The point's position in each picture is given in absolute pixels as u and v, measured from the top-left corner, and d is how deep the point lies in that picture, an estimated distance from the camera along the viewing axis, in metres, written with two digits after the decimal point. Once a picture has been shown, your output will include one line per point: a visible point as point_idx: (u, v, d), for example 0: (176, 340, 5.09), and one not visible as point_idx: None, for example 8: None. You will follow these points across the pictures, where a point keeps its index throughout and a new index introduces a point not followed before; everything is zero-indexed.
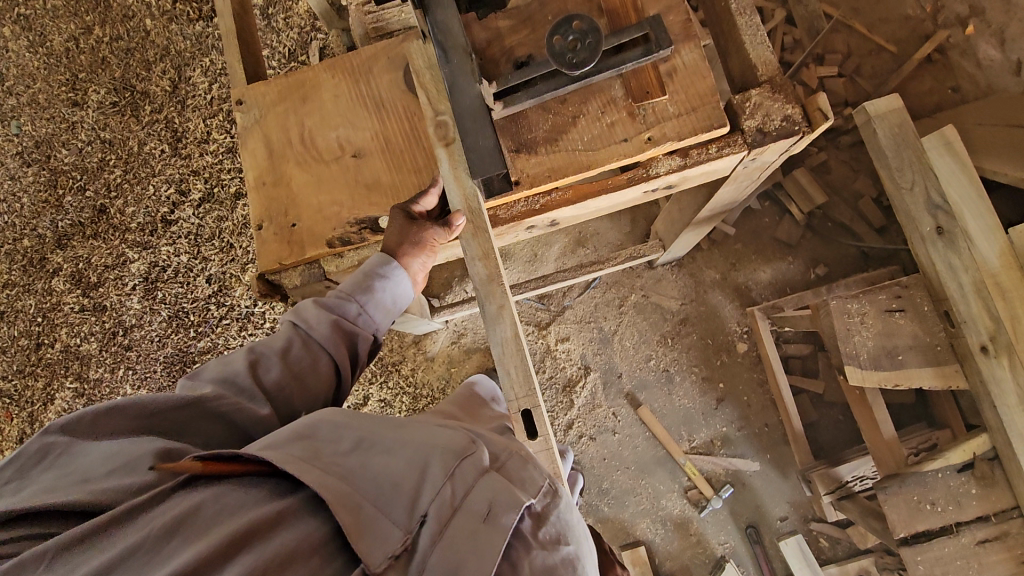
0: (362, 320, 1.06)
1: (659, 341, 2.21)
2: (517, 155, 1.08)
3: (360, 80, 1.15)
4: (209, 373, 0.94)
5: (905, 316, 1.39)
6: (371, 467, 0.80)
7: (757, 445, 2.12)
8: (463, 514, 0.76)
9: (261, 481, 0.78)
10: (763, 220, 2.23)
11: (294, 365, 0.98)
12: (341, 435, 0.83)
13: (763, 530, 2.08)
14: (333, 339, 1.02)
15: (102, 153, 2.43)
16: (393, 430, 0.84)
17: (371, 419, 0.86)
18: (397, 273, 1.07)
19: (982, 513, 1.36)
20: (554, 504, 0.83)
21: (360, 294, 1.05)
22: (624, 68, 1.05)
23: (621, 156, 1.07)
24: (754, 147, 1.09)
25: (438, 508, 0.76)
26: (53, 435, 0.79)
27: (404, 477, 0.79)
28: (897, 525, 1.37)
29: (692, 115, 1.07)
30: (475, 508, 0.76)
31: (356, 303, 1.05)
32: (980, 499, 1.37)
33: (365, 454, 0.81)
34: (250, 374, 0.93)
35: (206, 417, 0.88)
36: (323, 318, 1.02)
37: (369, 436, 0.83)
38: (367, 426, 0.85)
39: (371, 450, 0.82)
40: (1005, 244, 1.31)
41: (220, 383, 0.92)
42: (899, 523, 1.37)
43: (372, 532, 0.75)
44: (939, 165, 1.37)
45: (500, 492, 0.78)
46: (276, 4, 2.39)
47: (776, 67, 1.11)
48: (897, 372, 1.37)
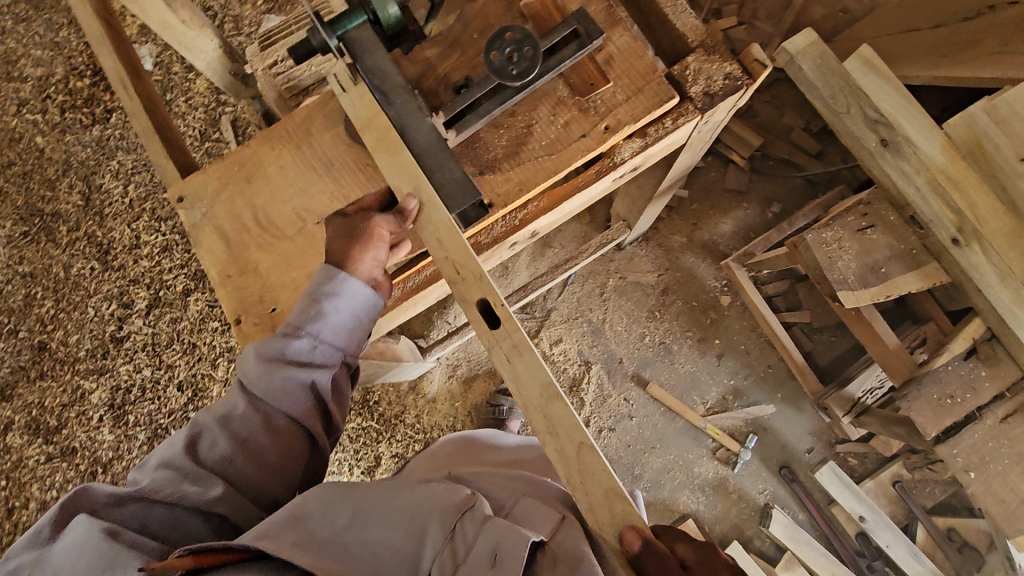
0: (318, 351, 0.97)
1: (647, 316, 2.25)
2: (483, 178, 1.07)
3: (302, 144, 1.11)
4: (155, 458, 0.93)
5: (876, 231, 1.45)
6: (371, 542, 0.84)
7: (766, 388, 2.17)
8: (468, 565, 0.79)
9: (246, 567, 0.79)
10: (710, 175, 2.30)
11: (240, 434, 0.95)
12: (336, 512, 0.86)
13: (796, 468, 2.12)
14: (283, 391, 0.95)
15: (26, 288, 2.25)
16: (387, 499, 0.89)
17: (363, 492, 0.90)
18: (346, 286, 0.97)
19: (997, 392, 1.44)
20: (567, 538, 0.85)
21: (308, 327, 0.95)
22: (562, 67, 1.06)
23: (584, 152, 1.07)
24: (706, 110, 1.10)
25: (440, 564, 0.80)
26: (21, 557, 0.83)
27: (403, 542, 0.83)
28: (928, 426, 1.44)
29: (641, 96, 1.08)
30: (479, 556, 0.79)
31: (307, 337, 0.96)
32: (991, 379, 1.44)
33: (364, 530, 0.85)
34: (188, 456, 0.92)
35: (156, 505, 0.90)
36: (269, 365, 0.94)
37: (366, 510, 0.87)
38: (360, 498, 0.88)
39: (367, 522, 0.86)
40: (944, 139, 1.37)
41: (159, 469, 0.91)
42: (929, 425, 1.44)
43: None
44: (865, 84, 1.43)
45: (501, 531, 0.81)
46: (173, 89, 2.28)
47: (704, 30, 1.14)
48: (886, 285, 1.43)
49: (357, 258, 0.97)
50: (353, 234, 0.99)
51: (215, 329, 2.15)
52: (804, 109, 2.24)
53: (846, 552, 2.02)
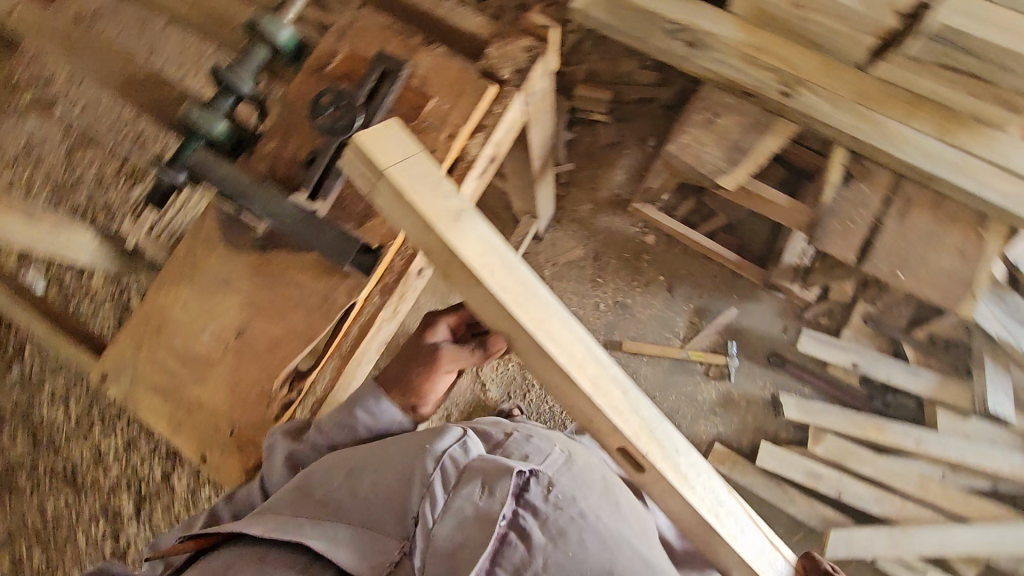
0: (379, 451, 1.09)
1: (592, 286, 2.34)
2: (364, 227, 1.13)
3: (191, 276, 1.15)
4: None
5: (723, 116, 1.56)
6: (365, 494, 0.99)
7: (723, 296, 2.28)
8: (455, 503, 0.95)
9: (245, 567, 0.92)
10: (585, 141, 2.45)
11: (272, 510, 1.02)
12: (331, 477, 1.02)
13: (782, 351, 2.21)
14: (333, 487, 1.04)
15: (10, 550, 2.16)
16: (376, 456, 1.02)
17: (355, 452, 1.05)
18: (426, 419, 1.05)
19: (883, 197, 1.49)
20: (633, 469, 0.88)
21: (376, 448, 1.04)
22: (387, 103, 1.17)
23: (438, 165, 1.16)
24: (524, 84, 1.22)
25: (430, 505, 0.95)
26: None
27: (393, 490, 0.98)
28: (841, 252, 1.48)
29: (463, 98, 1.18)
30: (468, 491, 0.95)
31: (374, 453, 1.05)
32: (872, 187, 1.50)
33: (357, 485, 1.00)
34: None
35: None
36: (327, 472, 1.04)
37: (359, 468, 1.02)
38: (353, 458, 1.03)
39: (359, 477, 1.01)
40: (735, 20, 1.53)
41: None
42: (841, 250, 1.48)
43: (370, 548, 0.94)
44: (650, 6, 1.58)
45: (487, 468, 0.98)
46: (75, 295, 2.29)
47: (491, 23, 1.26)
48: (752, 156, 1.53)
49: (430, 380, 1.13)
50: (416, 358, 1.14)
51: (209, 497, 2.08)
52: None
53: (859, 401, 2.11)
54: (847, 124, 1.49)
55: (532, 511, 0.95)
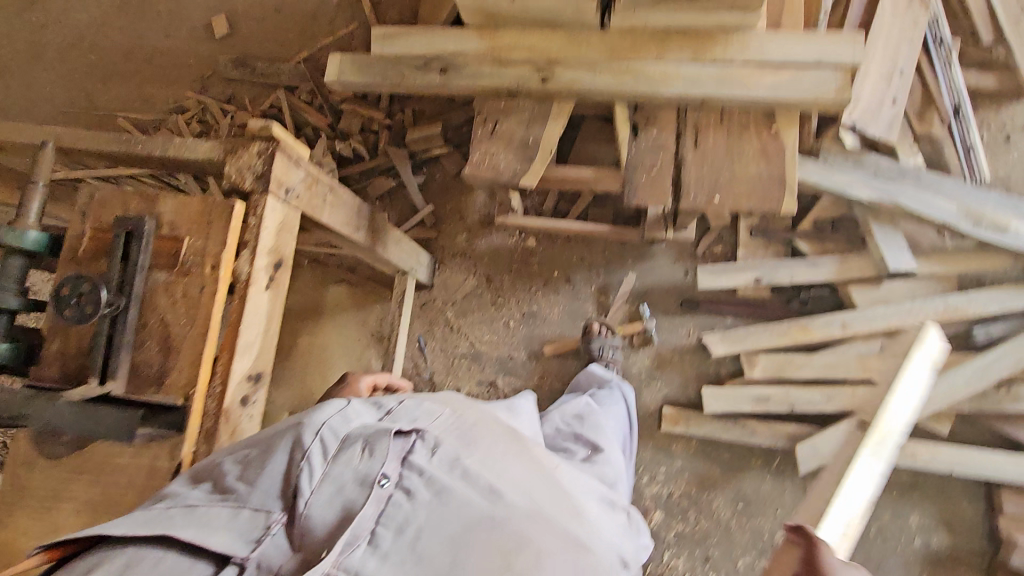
0: None
1: (497, 308, 2.34)
2: (165, 386, 1.13)
3: (29, 498, 1.15)
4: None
5: (503, 120, 1.56)
6: (257, 470, 0.94)
7: (619, 265, 2.27)
8: (342, 461, 0.94)
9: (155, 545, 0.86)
10: (437, 177, 2.46)
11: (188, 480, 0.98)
12: (226, 462, 0.97)
13: (692, 293, 2.21)
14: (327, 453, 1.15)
15: None
16: (271, 433, 0.99)
17: (255, 436, 1.02)
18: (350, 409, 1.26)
19: (675, 133, 1.50)
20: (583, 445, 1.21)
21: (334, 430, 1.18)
22: (143, 262, 1.17)
23: (213, 299, 1.16)
24: (268, 187, 1.21)
25: (319, 466, 0.93)
26: None
27: (281, 458, 0.94)
28: (659, 199, 1.47)
29: (213, 225, 1.18)
30: (350, 452, 0.95)
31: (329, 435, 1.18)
32: (662, 129, 1.50)
33: (249, 464, 0.95)
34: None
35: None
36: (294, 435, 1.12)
37: (256, 446, 0.98)
38: (252, 440, 1.00)
39: (254, 455, 0.96)
40: (475, 31, 1.55)
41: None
42: (659, 197, 1.47)
43: (243, 533, 0.88)
44: (396, 47, 1.59)
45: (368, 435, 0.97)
46: None
47: (220, 141, 1.26)
48: (542, 145, 1.53)
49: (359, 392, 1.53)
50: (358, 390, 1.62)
51: None
52: None
53: (776, 310, 2.12)
54: (610, 85, 1.48)
55: (414, 467, 0.96)
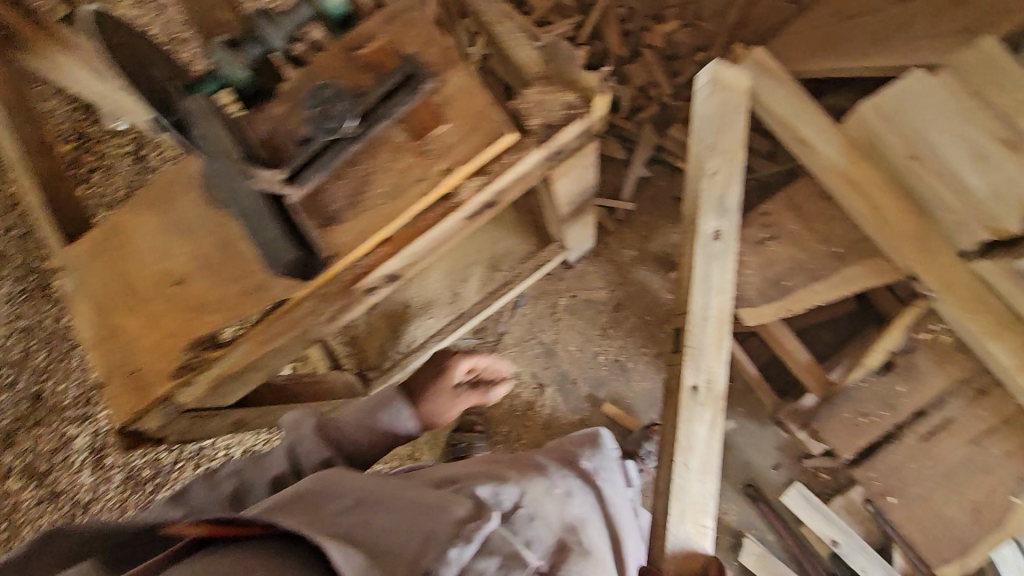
0: (380, 423, 1.10)
1: (600, 334, 2.21)
2: (327, 228, 1.09)
3: (164, 209, 1.16)
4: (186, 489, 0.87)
5: (779, 242, 1.40)
6: (375, 524, 0.76)
7: (727, 403, 2.07)
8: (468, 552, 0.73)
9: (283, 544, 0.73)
10: (660, 184, 2.29)
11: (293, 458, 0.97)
12: (342, 494, 0.80)
13: (762, 486, 2.01)
14: (369, 431, 1.08)
15: None
16: (388, 487, 0.81)
17: (355, 478, 0.84)
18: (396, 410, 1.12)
19: (939, 390, 1.49)
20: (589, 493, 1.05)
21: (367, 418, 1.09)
22: (398, 112, 1.08)
23: (423, 195, 1.09)
24: (546, 142, 1.09)
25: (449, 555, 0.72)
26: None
27: (406, 535, 0.74)
28: (842, 447, 1.64)
29: (477, 134, 1.09)
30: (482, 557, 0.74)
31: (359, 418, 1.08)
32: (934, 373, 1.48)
33: (369, 515, 0.77)
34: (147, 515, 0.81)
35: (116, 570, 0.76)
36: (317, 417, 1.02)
37: (372, 496, 0.80)
38: (363, 485, 0.82)
39: (370, 506, 0.79)
40: (843, 142, 1.30)
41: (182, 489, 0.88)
42: (843, 446, 1.64)
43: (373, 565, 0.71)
44: (760, 86, 1.38)
45: (511, 555, 0.76)
46: None
47: (546, 61, 1.13)
48: (788, 299, 1.39)
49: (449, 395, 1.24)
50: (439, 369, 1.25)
51: None
52: None
53: None
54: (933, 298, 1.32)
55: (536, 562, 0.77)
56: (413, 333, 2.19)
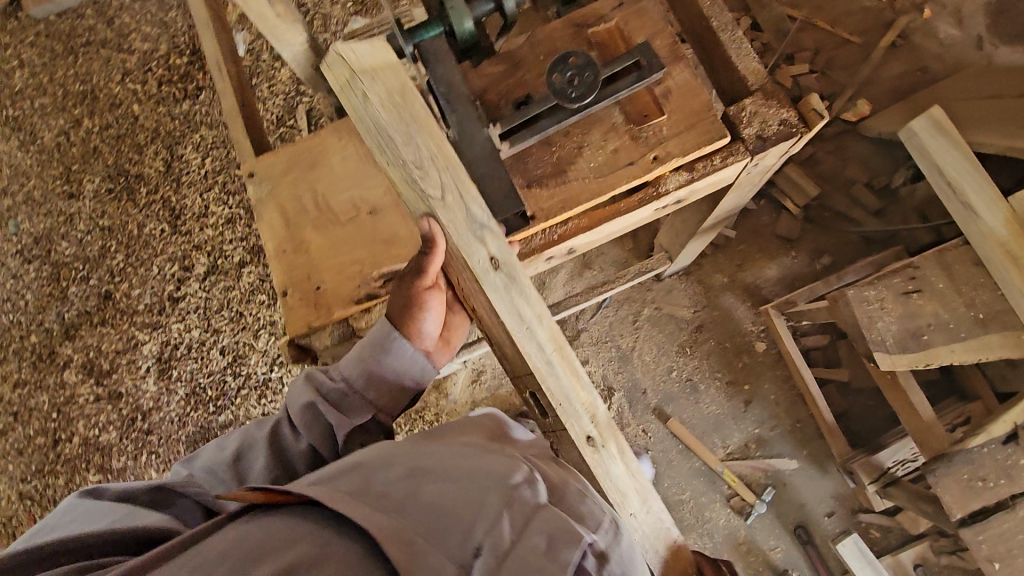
0: (352, 394, 0.98)
1: (678, 351, 2.22)
2: (529, 190, 1.11)
3: (367, 139, 1.18)
4: (201, 461, 0.96)
5: (923, 296, 1.44)
6: (420, 496, 0.77)
7: (792, 443, 2.11)
8: (520, 546, 0.71)
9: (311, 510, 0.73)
10: (761, 219, 2.28)
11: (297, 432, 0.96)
12: (392, 464, 0.81)
13: (812, 529, 2.05)
14: (311, 417, 0.97)
15: (103, 241, 2.46)
16: (438, 457, 0.82)
17: (410, 450, 0.85)
18: (397, 343, 0.98)
19: None
20: (615, 535, 0.80)
21: (348, 375, 0.99)
22: (619, 95, 1.09)
23: (629, 178, 1.10)
24: (756, 153, 1.12)
25: (493, 542, 0.71)
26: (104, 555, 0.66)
27: (460, 503, 0.76)
28: (953, 505, 1.46)
29: (692, 131, 1.10)
30: (534, 542, 0.72)
31: (343, 382, 0.99)
32: None
33: (419, 485, 0.78)
34: (232, 464, 0.94)
35: (178, 499, 0.85)
36: (307, 394, 0.98)
37: (421, 467, 0.81)
38: (412, 456, 0.82)
39: (422, 477, 0.80)
40: (1008, 213, 1.37)
41: (201, 470, 0.94)
42: (954, 504, 1.46)
43: (425, 562, 0.69)
44: (933, 145, 1.50)
45: (557, 525, 0.74)
46: (260, 75, 2.53)
47: (766, 75, 1.15)
48: (924, 353, 1.42)
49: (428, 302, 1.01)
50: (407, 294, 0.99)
51: (262, 302, 2.29)
52: (868, 165, 2.23)
53: None
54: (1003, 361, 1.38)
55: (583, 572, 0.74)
56: None
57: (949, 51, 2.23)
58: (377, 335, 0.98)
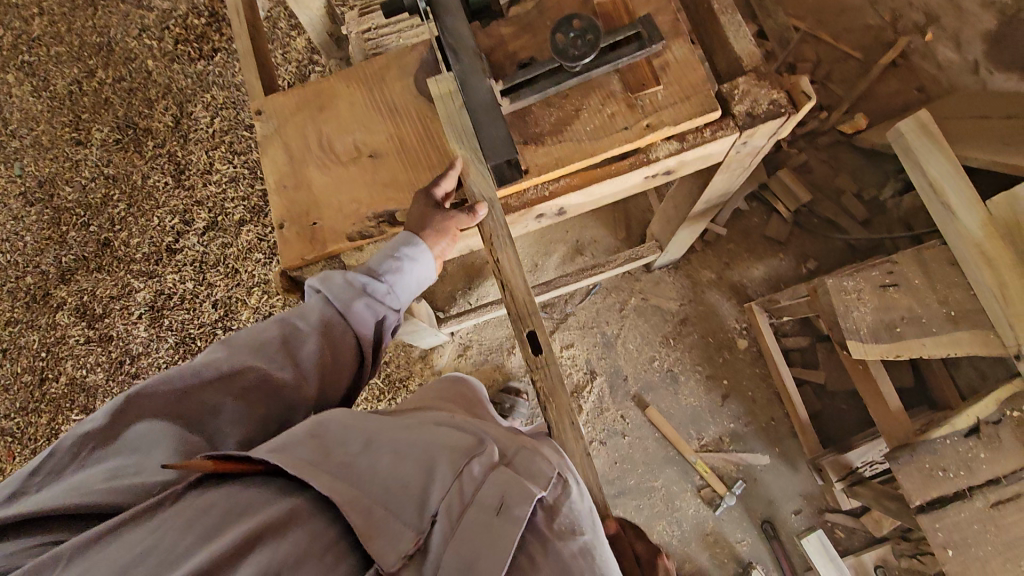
0: (389, 297, 1.10)
1: (661, 342, 2.26)
2: (525, 146, 1.16)
3: (374, 87, 1.22)
4: (240, 341, 0.97)
5: (899, 290, 1.49)
6: (380, 472, 0.85)
7: (765, 440, 2.15)
8: (475, 508, 0.81)
9: (268, 481, 0.83)
10: (752, 221, 2.33)
11: (331, 334, 1.03)
12: (348, 439, 0.89)
13: (779, 525, 2.08)
14: (359, 315, 1.06)
15: (106, 189, 2.49)
16: (398, 434, 0.90)
17: (371, 423, 0.92)
18: (421, 257, 1.10)
19: (993, 476, 1.47)
20: (565, 495, 0.88)
21: (389, 275, 1.09)
22: (619, 63, 1.14)
23: (623, 143, 1.15)
24: (745, 129, 1.16)
25: (448, 505, 0.81)
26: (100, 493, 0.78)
27: (413, 475, 0.85)
28: (913, 493, 1.51)
29: (687, 103, 1.15)
30: (486, 502, 0.82)
31: (386, 283, 1.09)
32: (990, 463, 1.48)
33: (375, 459, 0.86)
34: (280, 347, 0.98)
35: (210, 389, 0.90)
36: (354, 296, 1.06)
37: (378, 439, 0.89)
38: (371, 430, 0.90)
39: (379, 451, 0.88)
40: (985, 216, 1.43)
41: (247, 350, 0.96)
42: (914, 491, 1.51)
43: (384, 531, 0.80)
44: (918, 147, 1.55)
45: (507, 487, 0.83)
46: (274, 41, 2.57)
47: (760, 58, 1.20)
48: (897, 344, 1.46)
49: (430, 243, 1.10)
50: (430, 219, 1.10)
51: (258, 260, 2.33)
52: (859, 177, 2.29)
53: None
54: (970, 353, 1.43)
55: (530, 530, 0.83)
56: (486, 287, 2.23)
57: (945, 74, 2.24)
58: (402, 242, 1.10)
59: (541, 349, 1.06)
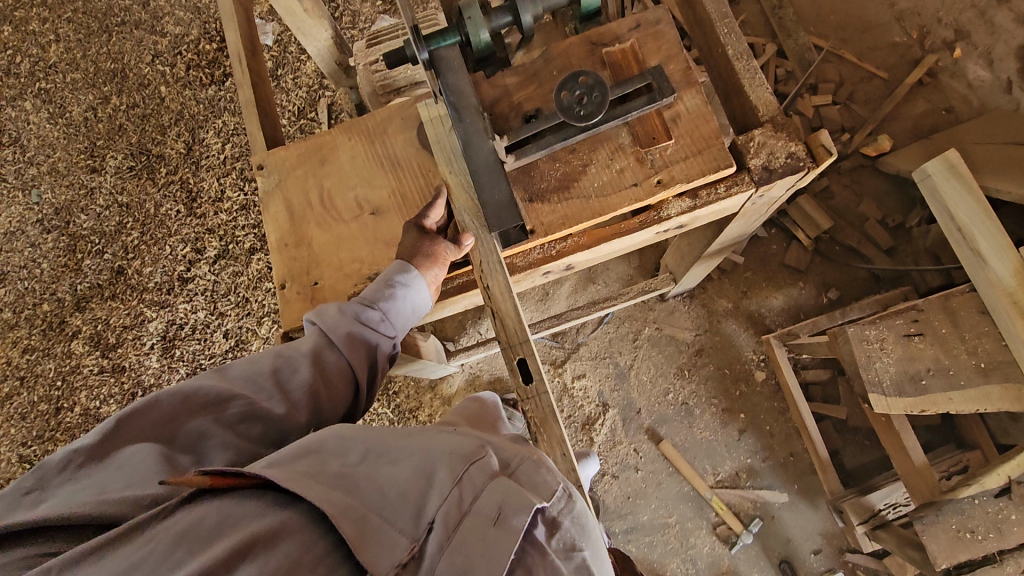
0: (383, 326, 1.06)
1: (676, 373, 2.21)
2: (531, 205, 1.12)
3: (376, 140, 1.20)
4: (236, 370, 0.94)
5: (925, 340, 1.46)
6: (380, 480, 0.79)
7: (783, 476, 2.09)
8: (472, 518, 0.75)
9: (262, 494, 0.77)
10: (771, 247, 2.26)
11: (322, 365, 0.99)
12: (348, 448, 0.83)
13: (797, 565, 2.03)
14: (353, 344, 1.02)
15: (120, 217, 2.51)
16: (399, 438, 0.84)
17: (372, 429, 0.86)
18: (415, 283, 1.07)
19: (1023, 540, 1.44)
20: (568, 508, 0.82)
21: (382, 303, 1.06)
22: (629, 116, 1.09)
23: (632, 201, 1.10)
24: (762, 184, 1.11)
25: (445, 514, 0.75)
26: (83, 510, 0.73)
27: (411, 484, 0.78)
28: (939, 556, 1.46)
29: (699, 157, 1.10)
30: (484, 511, 0.75)
31: (379, 311, 1.06)
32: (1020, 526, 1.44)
33: (374, 467, 0.81)
34: (271, 378, 0.94)
35: (199, 410, 0.86)
36: (348, 324, 1.02)
37: (378, 447, 0.83)
38: (372, 435, 0.85)
39: (379, 458, 0.82)
40: (1018, 261, 1.38)
41: (243, 380, 0.93)
42: (941, 554, 1.46)
43: (379, 541, 0.74)
44: (947, 187, 1.52)
45: (508, 495, 0.77)
46: (284, 66, 2.56)
47: (777, 107, 1.15)
48: (922, 398, 1.42)
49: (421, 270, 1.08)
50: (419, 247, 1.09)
51: (268, 290, 2.34)
52: (883, 202, 2.21)
53: None
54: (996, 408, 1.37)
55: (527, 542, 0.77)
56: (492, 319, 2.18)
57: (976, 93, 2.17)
58: (394, 271, 1.07)
59: (532, 378, 1.04)
